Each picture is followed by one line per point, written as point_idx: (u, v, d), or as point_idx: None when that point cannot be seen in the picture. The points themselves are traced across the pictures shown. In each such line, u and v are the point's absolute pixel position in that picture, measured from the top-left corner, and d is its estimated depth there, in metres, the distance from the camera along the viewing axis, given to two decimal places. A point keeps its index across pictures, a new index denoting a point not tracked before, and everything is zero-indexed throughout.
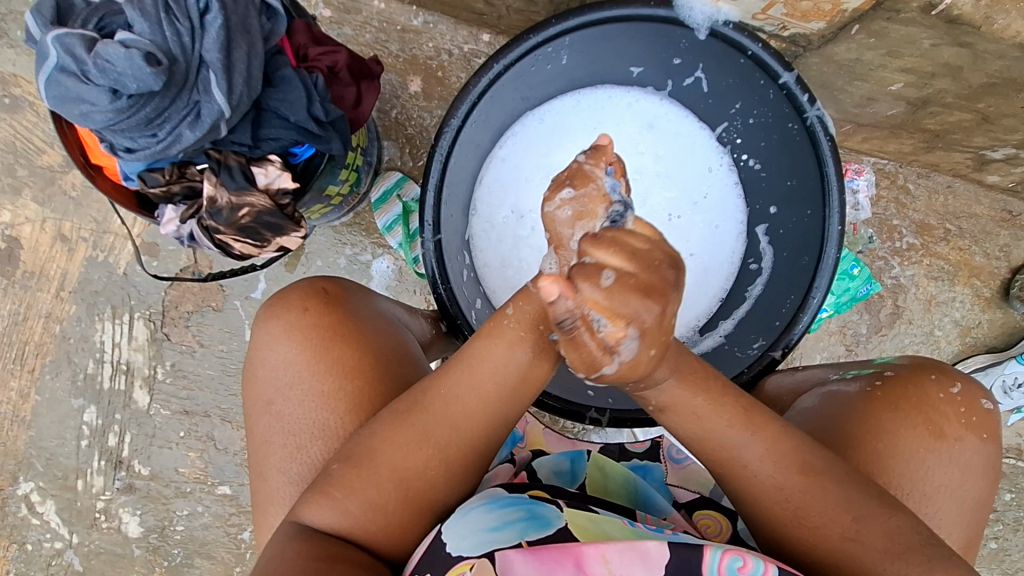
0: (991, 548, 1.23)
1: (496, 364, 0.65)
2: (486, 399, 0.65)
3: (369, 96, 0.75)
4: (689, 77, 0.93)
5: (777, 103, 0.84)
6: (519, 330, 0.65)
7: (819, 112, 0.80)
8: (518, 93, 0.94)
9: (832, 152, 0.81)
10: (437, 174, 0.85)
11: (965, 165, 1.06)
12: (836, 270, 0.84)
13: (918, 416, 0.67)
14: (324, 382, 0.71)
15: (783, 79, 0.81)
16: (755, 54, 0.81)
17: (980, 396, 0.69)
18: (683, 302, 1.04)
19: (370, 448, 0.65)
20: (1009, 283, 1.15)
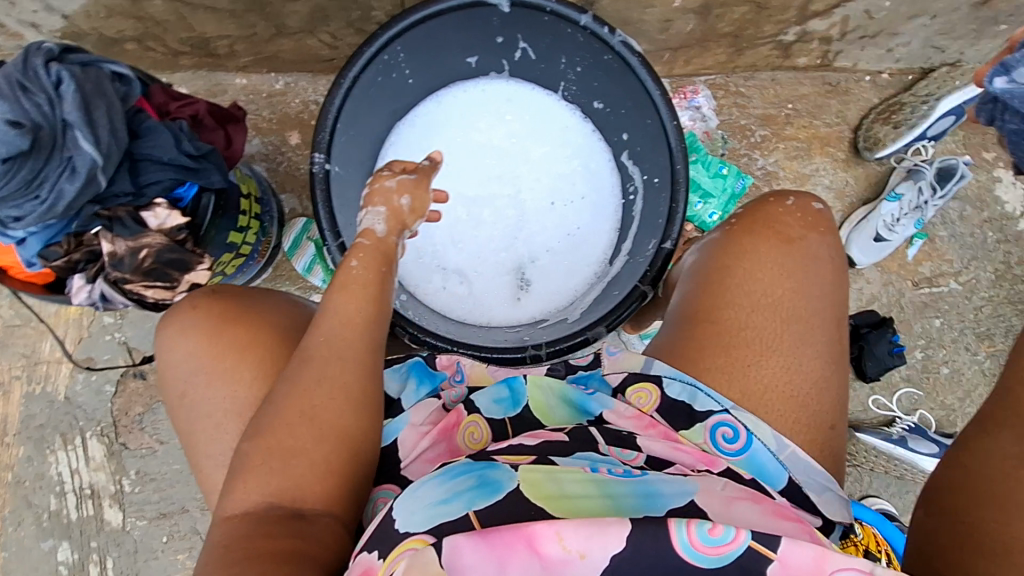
0: (946, 373, 1.33)
1: (351, 307, 0.71)
2: (353, 333, 0.70)
3: (238, 136, 0.84)
4: (516, 50, 1.06)
5: (588, 43, 0.98)
6: (365, 273, 0.74)
7: (621, 38, 0.94)
8: (380, 108, 1.05)
9: (641, 64, 0.95)
10: (323, 188, 0.92)
11: (774, 56, 1.24)
12: (688, 154, 0.95)
13: (766, 237, 0.78)
14: (226, 361, 0.74)
15: (582, 21, 0.95)
16: (553, 9, 0.95)
17: (808, 201, 0.80)
18: (585, 243, 1.15)
19: (280, 417, 0.66)
20: (855, 140, 1.31)
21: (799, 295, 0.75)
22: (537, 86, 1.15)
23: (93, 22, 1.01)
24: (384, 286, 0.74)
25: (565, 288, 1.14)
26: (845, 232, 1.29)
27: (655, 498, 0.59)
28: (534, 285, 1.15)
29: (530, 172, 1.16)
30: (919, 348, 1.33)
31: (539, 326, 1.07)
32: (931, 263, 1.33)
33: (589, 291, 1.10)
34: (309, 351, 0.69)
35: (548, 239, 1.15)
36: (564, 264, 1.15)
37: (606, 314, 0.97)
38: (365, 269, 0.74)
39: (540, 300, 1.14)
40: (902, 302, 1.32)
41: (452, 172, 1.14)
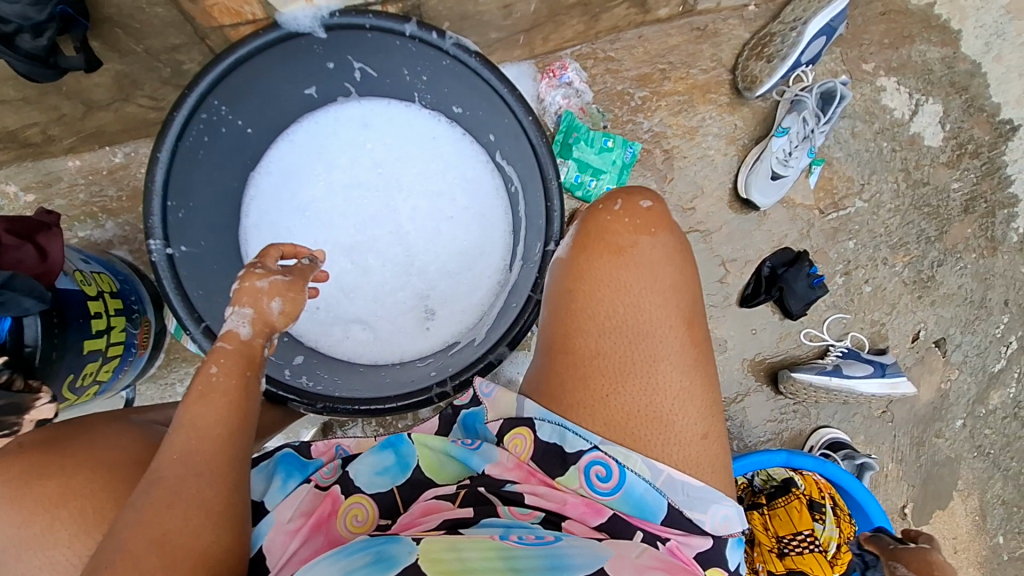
0: (869, 291, 1.33)
1: (209, 416, 0.67)
2: (218, 445, 0.67)
3: (52, 245, 0.78)
4: (353, 71, 0.98)
5: (421, 51, 0.91)
6: (230, 378, 0.70)
7: (452, 39, 0.87)
8: (222, 166, 0.96)
9: (480, 61, 0.88)
10: (169, 272, 0.83)
11: (632, 13, 1.18)
12: (550, 146, 0.90)
13: (599, 254, 0.78)
14: (33, 525, 0.63)
15: (407, 31, 0.87)
16: (372, 24, 0.87)
17: (635, 200, 0.79)
18: (481, 253, 1.09)
19: (129, 556, 0.59)
20: (735, 81, 1.27)
21: (640, 308, 0.76)
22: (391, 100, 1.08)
23: None
24: (248, 394, 0.71)
25: (470, 305, 1.07)
26: (743, 176, 1.25)
27: (560, 569, 0.59)
28: (440, 311, 1.08)
29: (409, 198, 1.10)
30: (839, 273, 1.32)
31: (446, 356, 1.00)
32: (834, 188, 1.32)
33: (493, 308, 1.04)
34: (161, 470, 0.64)
35: (441, 263, 1.09)
36: (465, 281, 1.09)
37: (506, 331, 0.91)
38: (228, 374, 0.70)
39: (449, 324, 1.07)
40: (814, 232, 1.31)
41: (322, 219, 1.08)
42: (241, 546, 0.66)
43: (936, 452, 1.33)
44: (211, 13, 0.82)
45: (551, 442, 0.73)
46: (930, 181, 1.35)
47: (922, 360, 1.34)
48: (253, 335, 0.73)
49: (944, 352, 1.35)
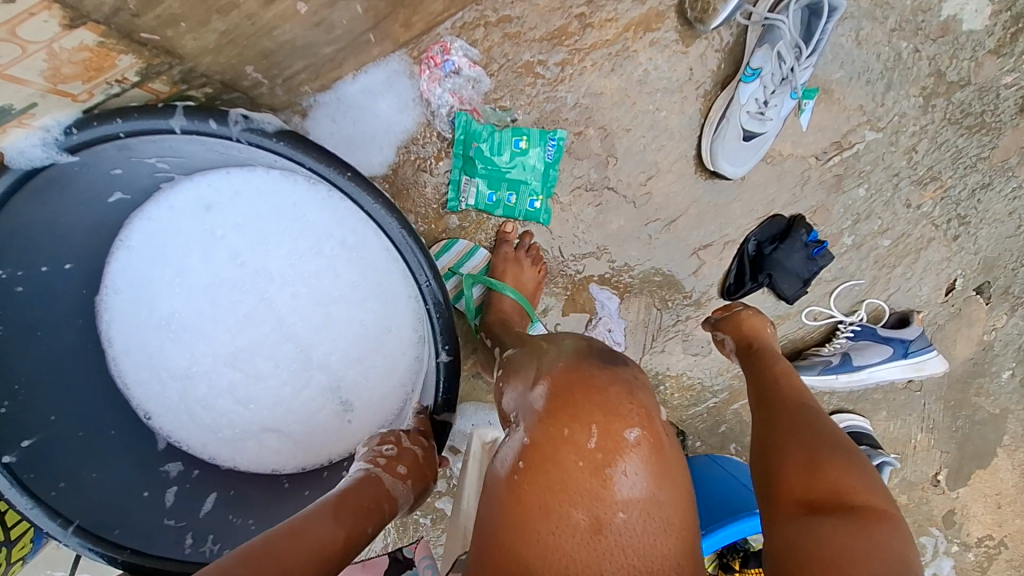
0: (889, 246, 1.05)
1: (325, 536, 0.58)
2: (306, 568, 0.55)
3: None
4: (156, 164, 0.77)
5: (210, 143, 0.70)
6: (364, 526, 0.62)
7: (237, 123, 0.67)
8: (48, 315, 0.80)
9: (281, 143, 0.67)
10: (13, 483, 0.70)
11: None
12: (414, 233, 0.70)
13: (553, 521, 0.52)
14: None
15: (177, 127, 0.66)
16: (128, 131, 0.66)
17: (618, 428, 0.53)
18: (386, 329, 0.93)
19: None
20: (683, 8, 0.92)
21: None
22: (235, 171, 0.88)
23: None
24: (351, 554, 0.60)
25: (387, 391, 0.93)
26: (707, 144, 0.95)
27: None
28: (357, 401, 0.94)
29: (285, 289, 0.94)
30: (848, 231, 1.04)
31: None
32: (834, 123, 1.00)
33: (410, 397, 0.89)
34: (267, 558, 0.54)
35: (343, 349, 0.94)
36: (375, 368, 0.94)
37: None
38: (367, 522, 0.63)
39: (368, 416, 0.93)
40: (810, 187, 1.02)
41: (197, 328, 0.93)
42: None
43: (976, 411, 1.14)
44: None
45: None
46: (973, 80, 0.99)
47: (959, 313, 1.09)
48: (389, 497, 0.67)
49: (987, 297, 1.09)
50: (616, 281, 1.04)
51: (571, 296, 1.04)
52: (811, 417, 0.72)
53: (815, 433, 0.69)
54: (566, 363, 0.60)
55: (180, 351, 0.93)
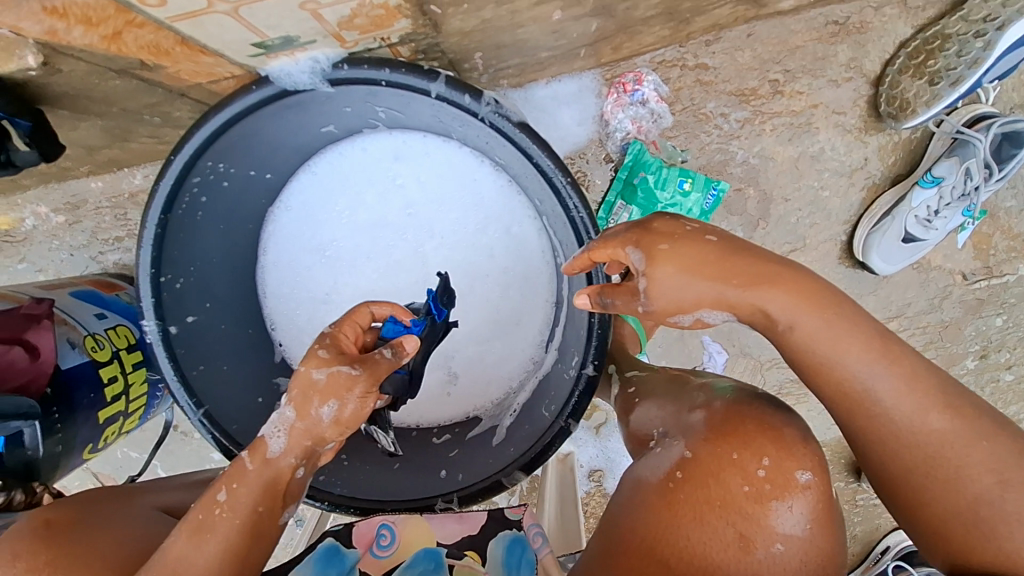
0: (1010, 381, 1.04)
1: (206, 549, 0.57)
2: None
3: (40, 342, 0.74)
4: (377, 112, 0.80)
5: (452, 112, 0.72)
6: (255, 489, 0.60)
7: (489, 105, 0.67)
8: (229, 214, 0.84)
9: (528, 135, 0.68)
10: (166, 355, 0.76)
11: (741, 12, 0.87)
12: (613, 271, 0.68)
13: (703, 521, 0.54)
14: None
15: (434, 90, 0.67)
16: (389, 80, 0.67)
17: (791, 467, 0.54)
18: (518, 320, 0.96)
19: None
20: (877, 100, 0.94)
21: None
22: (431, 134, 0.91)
23: None
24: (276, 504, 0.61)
25: (494, 374, 0.98)
26: (862, 235, 0.96)
27: None
28: (464, 377, 0.99)
29: (440, 250, 0.97)
30: (973, 354, 1.03)
31: (466, 443, 0.90)
32: (991, 249, 0.99)
33: (518, 391, 0.94)
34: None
35: (470, 326, 0.98)
36: (492, 350, 0.98)
37: (526, 450, 0.79)
38: (252, 486, 0.60)
39: (469, 395, 0.98)
40: (949, 302, 1.01)
41: (345, 263, 0.97)
42: None
43: None
44: (177, 77, 0.67)
45: None
46: None
47: None
48: (302, 447, 0.63)
49: None
50: (730, 338, 1.05)
51: (682, 340, 1.05)
52: (924, 410, 0.53)
53: (903, 382, 0.54)
54: (736, 397, 0.61)
55: (323, 274, 0.96)
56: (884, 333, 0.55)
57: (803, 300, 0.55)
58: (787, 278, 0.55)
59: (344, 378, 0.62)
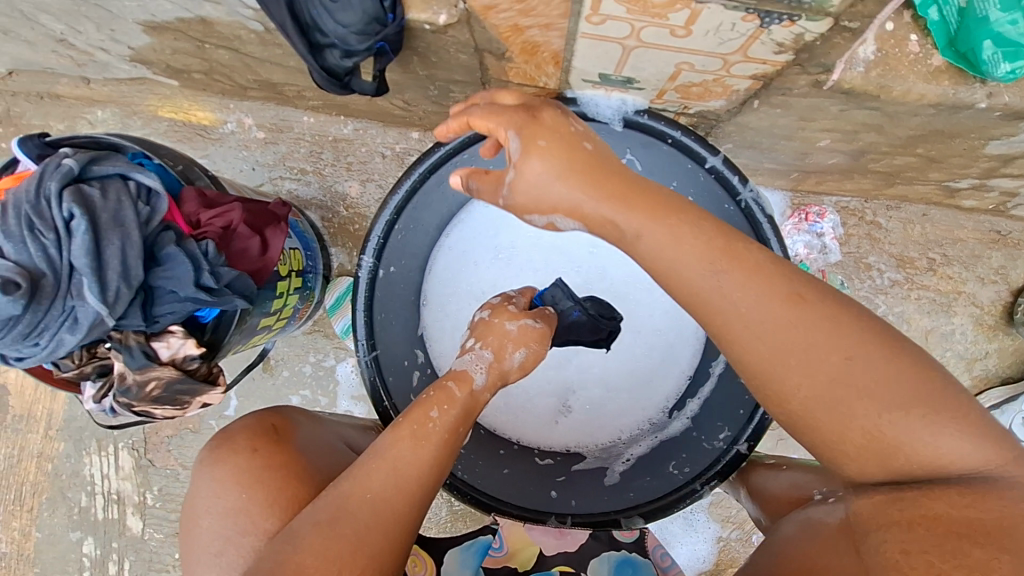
0: None
1: (414, 467, 0.68)
2: (403, 500, 0.67)
3: (274, 241, 0.77)
4: None
5: (708, 186, 0.79)
6: (437, 431, 0.71)
7: (753, 194, 0.76)
8: (454, 191, 0.93)
9: (775, 232, 0.76)
10: (366, 291, 0.83)
11: (934, 195, 0.98)
12: None
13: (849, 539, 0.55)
14: (261, 492, 0.69)
15: (710, 162, 0.77)
16: (675, 140, 0.76)
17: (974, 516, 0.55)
18: (649, 381, 1.00)
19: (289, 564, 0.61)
20: (1013, 308, 1.05)
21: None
22: None
23: (159, 55, 0.94)
24: (454, 447, 0.72)
25: (611, 424, 1.00)
26: None
27: None
28: (578, 412, 1.02)
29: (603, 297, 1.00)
30: None
31: (574, 472, 0.94)
32: None
33: (635, 444, 0.97)
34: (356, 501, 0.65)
35: (603, 372, 1.01)
36: (614, 398, 1.01)
37: (652, 501, 0.84)
38: (439, 425, 0.71)
39: (577, 432, 1.01)
40: None
41: (513, 270, 1.00)
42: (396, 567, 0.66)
43: None
44: (505, 72, 0.75)
45: None
46: None
47: None
48: (484, 385, 0.76)
49: None
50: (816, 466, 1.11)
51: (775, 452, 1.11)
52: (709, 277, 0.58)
53: (798, 342, 0.56)
54: None
55: (489, 272, 1.01)
56: (725, 245, 0.58)
57: (746, 271, 0.57)
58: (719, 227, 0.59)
59: (530, 331, 0.79)
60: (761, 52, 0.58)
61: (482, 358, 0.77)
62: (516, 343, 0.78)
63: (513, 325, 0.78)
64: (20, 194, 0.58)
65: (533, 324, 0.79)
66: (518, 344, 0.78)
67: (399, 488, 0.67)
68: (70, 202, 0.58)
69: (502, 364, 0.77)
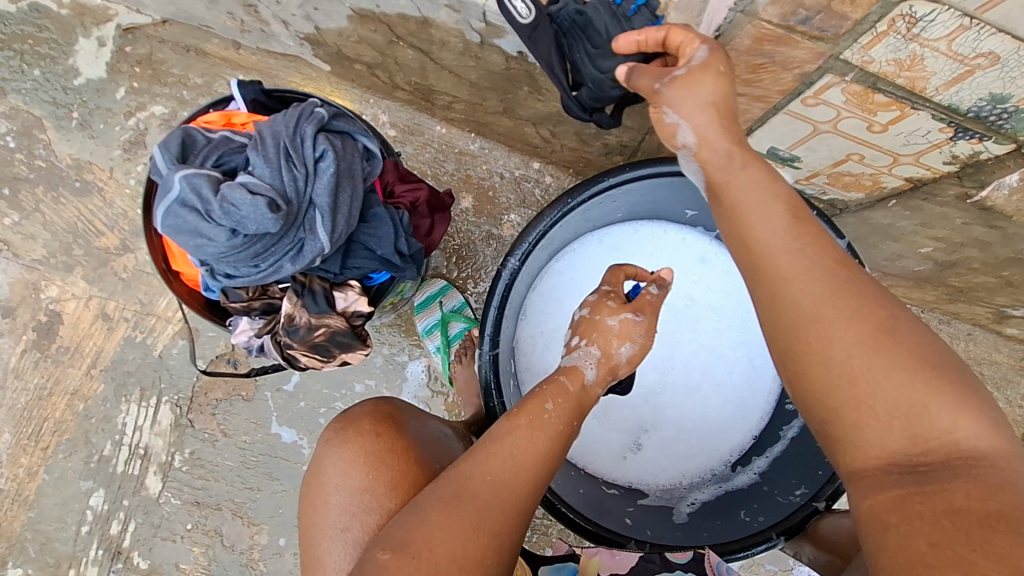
0: None
1: (531, 453, 0.68)
2: (520, 483, 0.66)
3: (441, 225, 0.80)
4: None
5: None
6: (553, 421, 0.72)
7: None
8: (584, 219, 1.00)
9: None
10: (503, 291, 0.87)
11: (986, 317, 1.11)
12: None
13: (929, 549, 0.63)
14: (383, 474, 0.68)
15: None
16: None
17: None
18: (719, 435, 1.06)
19: (420, 538, 0.58)
20: None
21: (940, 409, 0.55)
22: None
23: (340, 40, 1.00)
24: (565, 441, 0.72)
25: (676, 468, 1.04)
26: None
27: None
28: (648, 450, 1.05)
29: (691, 346, 1.07)
30: None
31: (641, 506, 0.98)
32: None
33: (698, 490, 1.02)
34: (478, 480, 0.64)
35: (678, 416, 1.06)
36: (685, 445, 1.05)
37: (728, 541, 0.88)
38: (555, 417, 0.72)
39: (642, 469, 1.05)
40: None
41: None
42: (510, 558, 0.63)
43: None
44: None
45: None
46: None
47: None
48: (594, 379, 0.80)
49: None
50: None
51: None
52: (795, 252, 0.59)
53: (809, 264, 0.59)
54: None
55: None
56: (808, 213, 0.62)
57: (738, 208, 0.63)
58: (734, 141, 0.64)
59: (634, 326, 0.81)
60: (932, 160, 0.69)
61: (590, 354, 0.80)
62: (621, 337, 0.81)
63: (615, 319, 0.81)
64: (279, 127, 0.62)
65: (636, 317, 0.81)
66: (622, 337, 0.81)
67: (521, 471, 0.66)
68: (325, 143, 0.62)
69: (613, 359, 0.81)
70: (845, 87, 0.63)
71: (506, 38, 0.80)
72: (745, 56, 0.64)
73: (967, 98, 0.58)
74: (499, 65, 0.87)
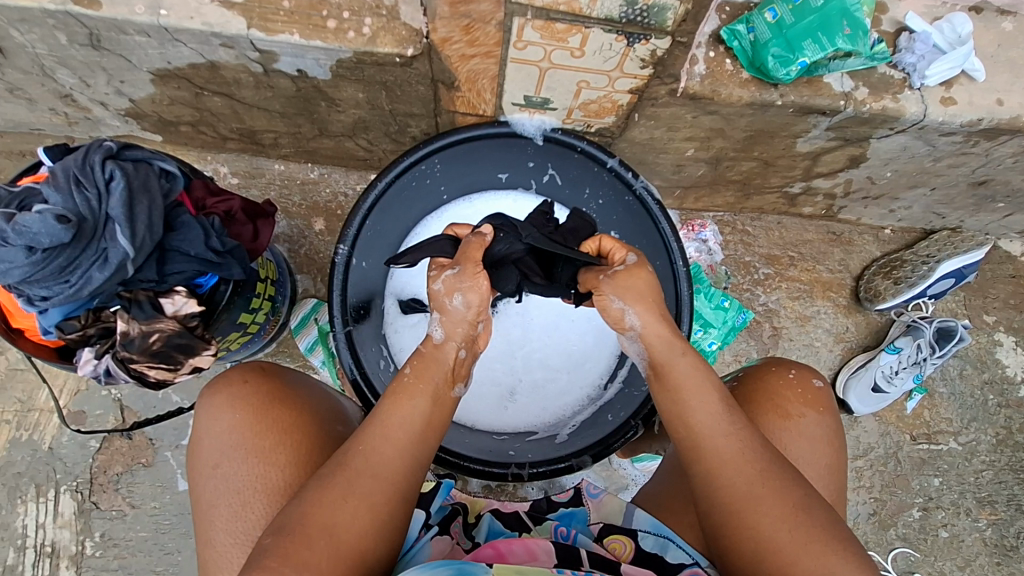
0: (944, 537, 1.30)
1: (397, 418, 0.75)
2: (400, 453, 0.74)
3: (265, 229, 0.89)
4: (545, 174, 1.13)
5: (611, 182, 1.05)
6: (416, 381, 0.78)
7: (643, 184, 1.01)
8: (412, 205, 1.12)
9: (661, 212, 1.02)
10: (341, 278, 0.98)
11: (781, 203, 1.29)
12: (693, 313, 1.00)
13: (771, 403, 0.89)
14: (264, 440, 0.75)
15: (609, 164, 1.02)
16: (583, 149, 1.02)
17: (811, 376, 0.93)
18: (585, 361, 1.15)
19: (302, 516, 0.67)
20: (857, 289, 1.34)
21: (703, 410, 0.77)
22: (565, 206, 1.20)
23: (155, 106, 1.11)
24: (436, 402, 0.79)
25: (553, 404, 1.13)
26: (842, 378, 1.30)
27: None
28: (527, 395, 1.14)
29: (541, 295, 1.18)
30: (917, 506, 1.30)
31: (528, 441, 1.06)
32: (931, 419, 1.33)
33: (579, 414, 1.11)
34: (359, 452, 0.72)
35: (545, 356, 1.16)
36: (559, 381, 1.15)
37: (596, 443, 0.99)
38: (416, 378, 0.78)
39: (527, 411, 1.13)
40: (900, 456, 1.31)
41: None
42: (395, 514, 0.72)
43: None
44: (453, 102, 1.01)
45: (652, 550, 0.80)
46: None
47: None
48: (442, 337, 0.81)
49: None
50: None
51: None
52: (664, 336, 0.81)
53: (690, 385, 0.79)
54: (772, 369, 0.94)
55: None
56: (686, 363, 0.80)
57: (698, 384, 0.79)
58: (672, 364, 0.80)
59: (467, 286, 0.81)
60: (632, 68, 0.86)
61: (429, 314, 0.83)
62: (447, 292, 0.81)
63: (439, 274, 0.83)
64: (68, 162, 0.72)
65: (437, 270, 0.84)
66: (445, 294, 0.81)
67: (396, 435, 0.74)
68: (111, 165, 0.72)
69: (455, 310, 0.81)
70: (532, 24, 0.79)
71: (281, 60, 0.93)
72: (453, 21, 0.81)
73: (613, 8, 0.75)
74: (291, 87, 1.01)
